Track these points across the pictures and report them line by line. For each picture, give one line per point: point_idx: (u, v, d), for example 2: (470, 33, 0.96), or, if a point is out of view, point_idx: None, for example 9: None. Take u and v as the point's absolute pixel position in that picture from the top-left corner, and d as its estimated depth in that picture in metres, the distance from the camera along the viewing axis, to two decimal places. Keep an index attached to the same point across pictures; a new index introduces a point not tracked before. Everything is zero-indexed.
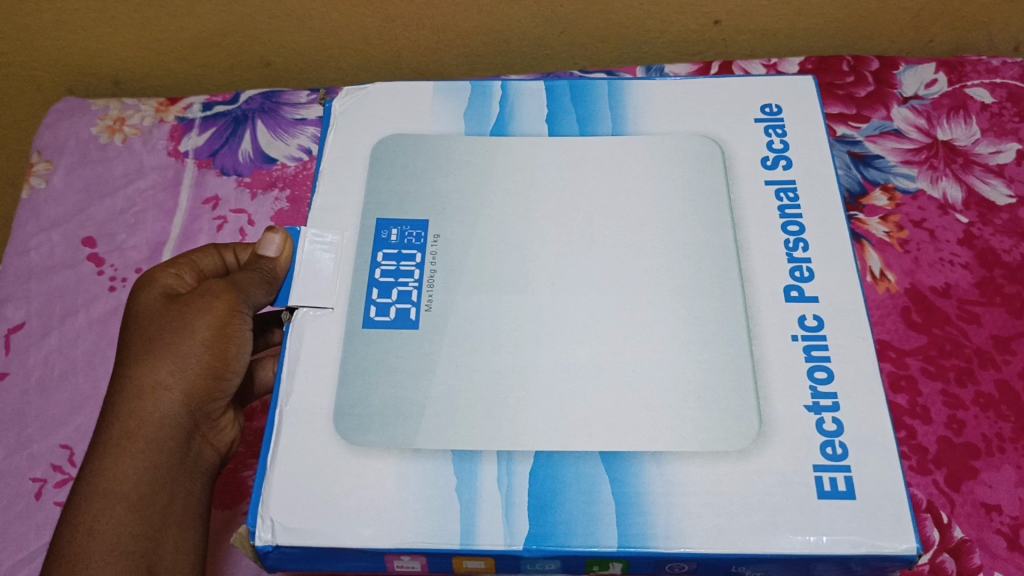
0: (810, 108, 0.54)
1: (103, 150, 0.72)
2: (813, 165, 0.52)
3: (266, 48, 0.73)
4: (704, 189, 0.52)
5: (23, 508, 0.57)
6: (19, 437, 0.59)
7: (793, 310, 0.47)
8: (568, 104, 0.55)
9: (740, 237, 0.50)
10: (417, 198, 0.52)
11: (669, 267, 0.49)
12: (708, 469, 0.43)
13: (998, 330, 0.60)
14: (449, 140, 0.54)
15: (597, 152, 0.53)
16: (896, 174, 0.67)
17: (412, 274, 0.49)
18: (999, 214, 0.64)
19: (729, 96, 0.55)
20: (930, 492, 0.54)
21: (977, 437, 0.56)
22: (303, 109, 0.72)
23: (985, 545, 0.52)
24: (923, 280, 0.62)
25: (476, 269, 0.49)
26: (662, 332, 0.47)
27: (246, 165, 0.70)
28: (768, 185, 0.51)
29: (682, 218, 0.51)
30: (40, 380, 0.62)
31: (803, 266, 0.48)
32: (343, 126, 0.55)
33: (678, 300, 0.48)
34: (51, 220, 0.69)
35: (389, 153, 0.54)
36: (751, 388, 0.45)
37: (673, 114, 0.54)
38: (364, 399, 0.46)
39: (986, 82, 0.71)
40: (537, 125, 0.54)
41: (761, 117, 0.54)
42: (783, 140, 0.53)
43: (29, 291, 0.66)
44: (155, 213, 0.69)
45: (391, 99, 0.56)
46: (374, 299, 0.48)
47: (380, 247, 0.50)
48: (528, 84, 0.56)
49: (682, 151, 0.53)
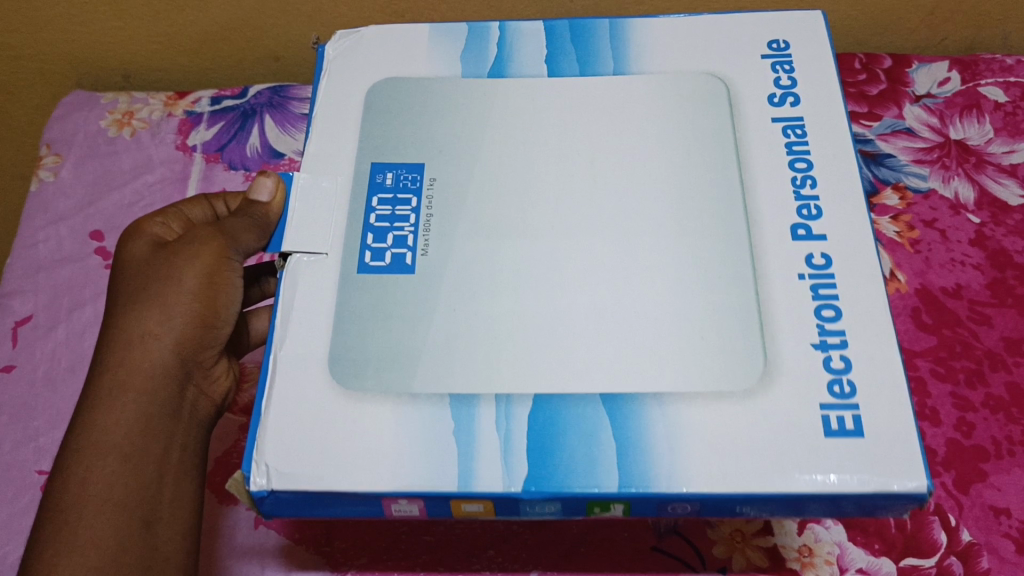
0: (817, 48, 0.52)
1: (112, 143, 0.72)
2: (821, 104, 0.50)
3: (275, 42, 0.74)
4: (706, 131, 0.50)
5: (30, 500, 0.57)
6: (26, 430, 0.59)
7: (799, 248, 0.45)
8: (568, 45, 0.54)
9: (746, 178, 0.48)
10: (411, 142, 0.51)
11: (671, 212, 0.48)
12: (714, 407, 0.42)
13: (1010, 332, 0.59)
14: (443, 82, 0.53)
15: (595, 93, 0.52)
16: (907, 174, 0.66)
17: (408, 219, 0.48)
18: (1012, 214, 0.64)
19: (735, 35, 0.53)
20: (938, 494, 0.54)
21: (986, 439, 0.55)
22: (312, 103, 0.72)
23: (993, 549, 0.52)
24: (933, 281, 0.61)
25: (480, 214, 0.48)
26: (660, 273, 0.46)
27: (254, 159, 0.70)
28: (774, 123, 0.50)
29: (687, 160, 0.50)
30: (48, 374, 0.62)
31: (811, 205, 0.47)
32: (334, 71, 0.54)
33: (679, 238, 0.47)
34: (60, 214, 0.69)
35: (383, 95, 0.53)
36: (757, 328, 0.44)
37: (676, 57, 0.53)
38: (361, 344, 0.45)
39: (1000, 80, 0.70)
40: (536, 65, 0.53)
41: (768, 54, 0.52)
42: (791, 78, 0.51)
43: (36, 284, 0.66)
44: (163, 207, 0.69)
45: (387, 44, 0.55)
46: (369, 245, 0.48)
47: (375, 192, 0.49)
48: (526, 24, 0.55)
49: (684, 92, 0.52)
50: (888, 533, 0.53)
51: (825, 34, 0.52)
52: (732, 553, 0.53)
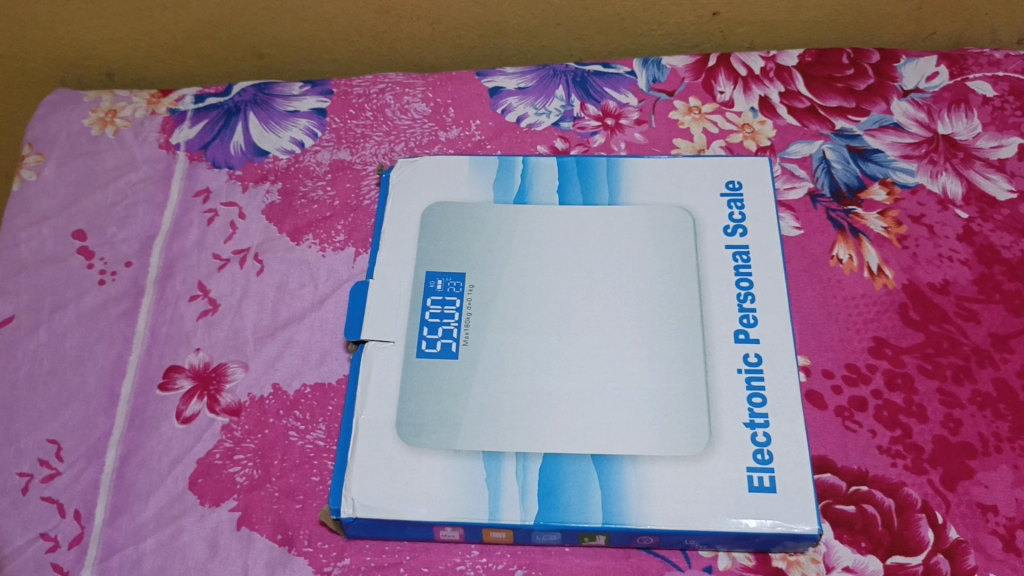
0: (763, 186, 0.63)
1: (95, 142, 0.72)
2: (765, 237, 0.60)
3: (260, 39, 0.73)
4: (677, 353, 0.55)
5: (10, 503, 0.55)
6: (7, 432, 0.58)
7: (738, 349, 0.56)
8: (575, 179, 0.64)
9: (711, 381, 0.55)
10: (458, 254, 0.60)
11: (650, 314, 0.57)
12: (671, 467, 0.52)
13: (997, 328, 0.59)
14: (482, 208, 0.63)
15: (596, 220, 0.62)
16: (894, 169, 0.66)
17: (453, 316, 0.57)
18: (999, 210, 0.63)
19: (700, 174, 0.63)
20: (925, 491, 0.53)
21: (973, 436, 0.55)
22: (296, 101, 0.72)
23: (980, 546, 0.51)
24: (921, 276, 0.61)
25: (504, 317, 0.57)
26: (638, 365, 0.55)
27: (238, 157, 0.70)
28: (726, 249, 0.60)
29: (659, 276, 0.59)
30: (29, 375, 0.61)
31: (760, 430, 0.53)
32: (395, 205, 0.63)
33: (647, 339, 0.56)
34: (42, 213, 0.68)
35: (435, 218, 0.62)
36: (705, 427, 0.53)
37: (656, 189, 0.63)
38: (417, 411, 0.54)
39: (987, 75, 0.70)
40: (550, 196, 0.63)
41: (724, 193, 0.62)
42: (742, 214, 0.61)
43: (18, 285, 0.65)
44: (146, 207, 0.68)
45: (436, 172, 0.64)
46: (425, 334, 0.57)
47: (428, 295, 0.59)
48: (544, 159, 0.65)
49: (660, 221, 0.61)
50: (875, 530, 0.52)
51: (768, 176, 0.63)
52: (718, 553, 0.52)
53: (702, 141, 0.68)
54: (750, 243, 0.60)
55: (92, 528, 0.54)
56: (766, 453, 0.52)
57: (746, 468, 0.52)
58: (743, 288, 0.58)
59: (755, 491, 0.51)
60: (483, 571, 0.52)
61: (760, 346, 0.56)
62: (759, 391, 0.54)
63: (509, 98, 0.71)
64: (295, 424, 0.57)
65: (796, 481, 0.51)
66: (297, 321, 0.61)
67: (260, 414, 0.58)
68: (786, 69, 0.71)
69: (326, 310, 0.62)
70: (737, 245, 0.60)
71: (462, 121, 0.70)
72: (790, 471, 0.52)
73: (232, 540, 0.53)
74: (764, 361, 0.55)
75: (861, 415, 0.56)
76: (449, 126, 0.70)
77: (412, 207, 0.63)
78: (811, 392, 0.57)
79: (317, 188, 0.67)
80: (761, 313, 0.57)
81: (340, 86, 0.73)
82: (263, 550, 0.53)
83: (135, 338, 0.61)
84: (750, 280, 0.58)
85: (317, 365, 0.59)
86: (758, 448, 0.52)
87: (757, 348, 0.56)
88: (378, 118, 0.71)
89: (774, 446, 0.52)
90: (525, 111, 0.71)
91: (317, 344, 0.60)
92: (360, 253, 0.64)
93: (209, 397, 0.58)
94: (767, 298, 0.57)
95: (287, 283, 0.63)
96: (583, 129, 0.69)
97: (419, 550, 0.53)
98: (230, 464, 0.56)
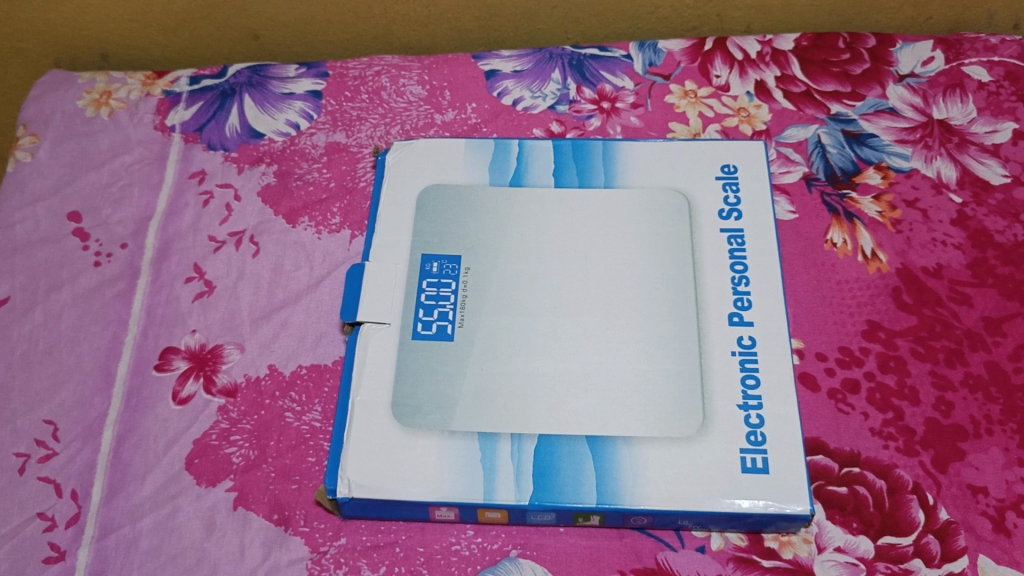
0: (758, 169, 0.63)
1: (89, 123, 0.71)
2: (760, 221, 0.60)
3: (255, 21, 0.73)
4: (671, 336, 0.56)
5: (6, 483, 0.56)
6: (3, 412, 0.58)
7: (732, 332, 0.56)
8: (570, 162, 0.64)
9: (705, 364, 0.55)
10: (453, 236, 0.60)
11: (644, 297, 0.57)
12: (664, 449, 0.52)
13: (990, 312, 0.59)
14: (477, 189, 0.63)
15: (592, 203, 0.62)
16: (889, 153, 0.66)
17: (449, 298, 0.58)
18: (993, 194, 0.64)
19: (695, 157, 0.63)
20: (917, 473, 0.54)
21: (964, 418, 0.55)
22: (292, 83, 0.72)
23: (970, 527, 0.52)
24: (915, 260, 0.61)
25: (500, 299, 0.57)
26: (633, 347, 0.55)
27: (233, 139, 0.70)
28: (722, 233, 0.60)
29: (654, 259, 0.59)
30: (25, 356, 0.61)
31: (754, 413, 0.53)
32: (391, 186, 0.63)
33: (644, 321, 0.56)
34: (36, 194, 0.68)
35: (431, 200, 0.62)
36: (699, 409, 0.53)
37: (652, 172, 0.63)
38: (413, 393, 0.54)
39: (984, 60, 0.70)
40: (545, 178, 0.63)
41: (720, 176, 0.62)
42: (738, 197, 0.61)
43: (13, 265, 0.65)
44: (142, 189, 0.68)
45: (432, 153, 0.64)
46: (421, 316, 0.57)
47: (424, 278, 0.59)
48: (540, 142, 0.65)
49: (656, 204, 0.61)
50: (867, 511, 0.53)
51: (764, 159, 0.63)
52: (711, 534, 0.52)
53: (698, 125, 0.68)
54: (745, 226, 0.60)
55: (89, 507, 0.54)
56: (759, 434, 0.53)
57: (741, 449, 0.52)
58: (738, 271, 0.58)
59: (748, 471, 0.51)
60: (478, 551, 0.52)
61: (754, 328, 0.56)
62: (754, 373, 0.54)
63: (504, 81, 0.71)
64: (290, 405, 0.57)
65: (789, 462, 0.52)
66: (292, 303, 0.61)
67: (256, 396, 0.58)
68: (782, 53, 0.72)
69: (322, 292, 0.62)
70: (732, 228, 0.60)
71: (457, 104, 0.70)
72: (783, 452, 0.52)
73: (228, 519, 0.54)
74: (758, 343, 0.55)
75: (854, 398, 0.56)
76: (444, 109, 0.70)
77: (408, 188, 0.63)
78: (805, 375, 0.57)
79: (313, 170, 0.67)
80: (756, 296, 0.57)
81: (335, 68, 0.73)
82: (260, 529, 0.53)
83: (131, 318, 0.62)
84: (745, 263, 0.58)
85: (312, 347, 0.59)
86: (752, 429, 0.53)
87: (752, 331, 0.56)
88: (374, 100, 0.71)
89: (768, 428, 0.53)
90: (521, 94, 0.70)
91: (311, 326, 0.60)
92: (356, 236, 0.64)
93: (205, 378, 0.59)
94: (762, 281, 0.58)
95: (282, 265, 0.63)
96: (579, 112, 0.69)
97: (414, 530, 0.53)
98: (226, 444, 0.56)
